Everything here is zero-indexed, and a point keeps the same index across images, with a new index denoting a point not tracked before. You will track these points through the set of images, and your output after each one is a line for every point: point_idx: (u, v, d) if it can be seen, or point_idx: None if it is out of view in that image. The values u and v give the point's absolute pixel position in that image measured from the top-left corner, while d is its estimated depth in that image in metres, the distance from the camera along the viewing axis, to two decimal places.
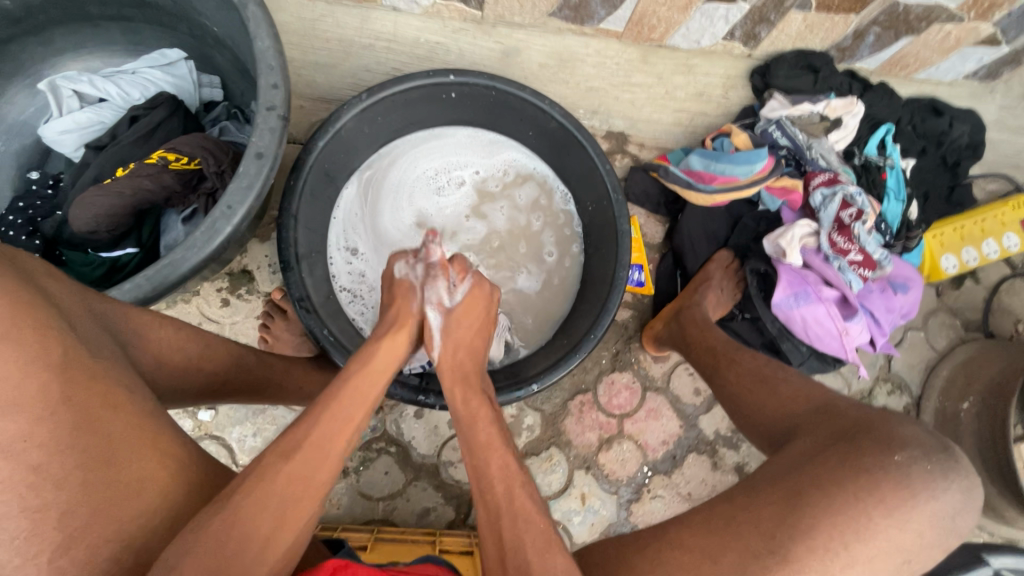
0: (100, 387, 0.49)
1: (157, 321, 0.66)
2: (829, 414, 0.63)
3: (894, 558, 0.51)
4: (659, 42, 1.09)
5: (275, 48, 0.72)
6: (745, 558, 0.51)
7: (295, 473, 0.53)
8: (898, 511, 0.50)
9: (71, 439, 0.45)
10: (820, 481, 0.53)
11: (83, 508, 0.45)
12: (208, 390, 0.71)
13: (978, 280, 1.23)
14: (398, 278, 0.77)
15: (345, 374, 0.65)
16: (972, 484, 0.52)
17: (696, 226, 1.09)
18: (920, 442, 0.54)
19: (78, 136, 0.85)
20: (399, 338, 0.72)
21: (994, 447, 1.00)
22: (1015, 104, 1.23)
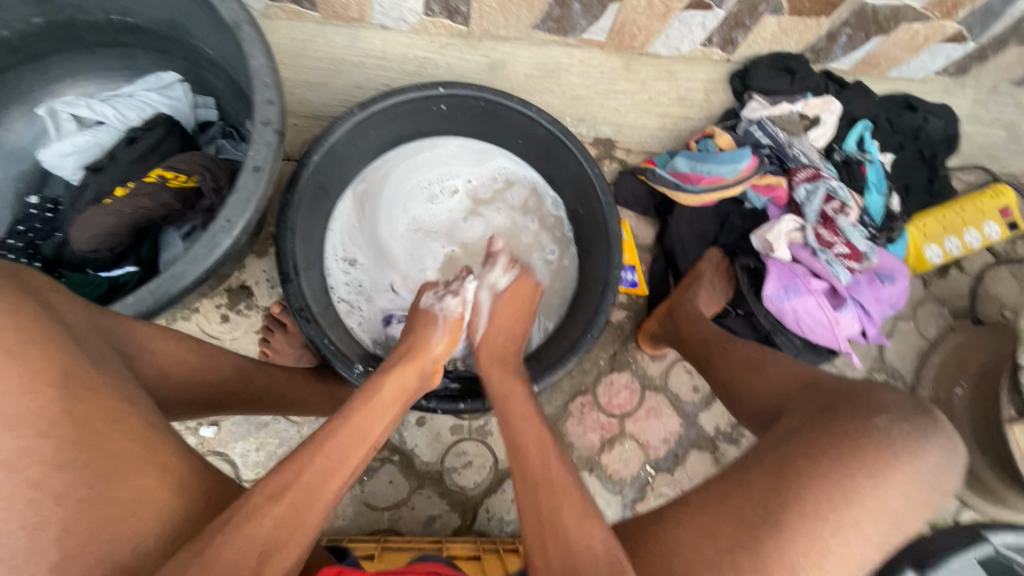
0: (105, 397, 0.50)
1: (159, 333, 0.66)
2: (816, 390, 0.68)
3: (883, 518, 0.55)
4: (639, 51, 1.13)
5: (270, 65, 0.75)
6: (742, 530, 0.55)
7: (284, 518, 0.49)
8: (881, 471, 0.56)
9: (73, 452, 0.45)
10: (809, 451, 0.59)
11: (81, 527, 0.44)
12: (213, 401, 0.72)
13: (963, 268, 1.26)
14: (423, 306, 0.83)
15: (342, 413, 0.60)
16: (950, 442, 0.59)
17: (686, 226, 1.12)
18: (896, 407, 0.61)
19: (77, 159, 0.87)
20: (406, 372, 0.70)
21: (988, 431, 1.01)
22: (985, 97, 1.27)
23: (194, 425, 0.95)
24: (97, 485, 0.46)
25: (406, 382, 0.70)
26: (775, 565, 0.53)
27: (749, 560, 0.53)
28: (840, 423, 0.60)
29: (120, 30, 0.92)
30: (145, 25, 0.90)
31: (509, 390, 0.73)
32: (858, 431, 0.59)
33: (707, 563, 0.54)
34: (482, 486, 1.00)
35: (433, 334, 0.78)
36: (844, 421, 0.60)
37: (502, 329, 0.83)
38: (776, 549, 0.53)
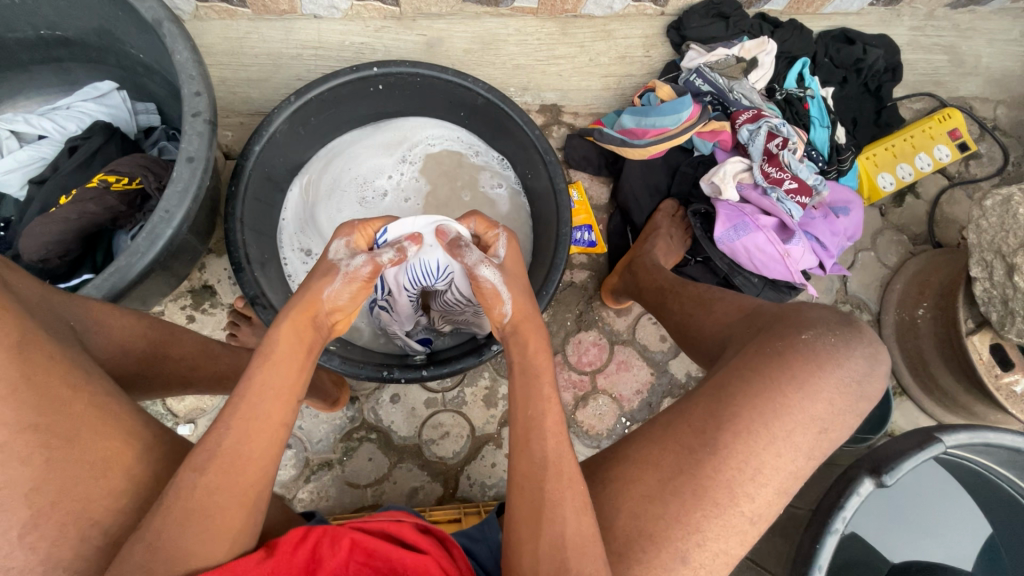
0: (61, 365, 0.51)
1: (115, 311, 0.68)
2: (752, 318, 0.70)
3: (811, 429, 0.58)
4: (574, 13, 1.16)
5: (194, 58, 0.76)
6: (681, 458, 0.58)
7: (216, 484, 0.50)
8: (809, 382, 0.58)
9: (34, 416, 0.47)
10: (744, 370, 0.61)
11: (51, 486, 0.46)
12: (178, 381, 0.75)
13: (918, 195, 1.27)
14: (332, 257, 0.69)
15: (247, 374, 0.56)
16: (874, 350, 0.61)
17: (637, 179, 1.13)
18: (825, 321, 0.63)
19: (22, 175, 0.89)
20: (301, 323, 0.63)
21: (952, 346, 1.02)
22: (922, 24, 1.30)
23: (175, 418, 0.98)
24: (59, 451, 0.47)
25: (309, 335, 0.63)
26: (712, 484, 0.56)
27: (688, 484, 0.57)
28: (772, 342, 0.62)
29: (52, 45, 0.93)
30: (76, 36, 0.91)
31: (533, 364, 0.64)
32: (787, 347, 0.61)
33: (649, 494, 0.58)
34: (461, 454, 1.02)
35: (330, 285, 0.66)
36: (774, 338, 0.62)
37: (522, 291, 0.71)
38: (715, 469, 0.56)
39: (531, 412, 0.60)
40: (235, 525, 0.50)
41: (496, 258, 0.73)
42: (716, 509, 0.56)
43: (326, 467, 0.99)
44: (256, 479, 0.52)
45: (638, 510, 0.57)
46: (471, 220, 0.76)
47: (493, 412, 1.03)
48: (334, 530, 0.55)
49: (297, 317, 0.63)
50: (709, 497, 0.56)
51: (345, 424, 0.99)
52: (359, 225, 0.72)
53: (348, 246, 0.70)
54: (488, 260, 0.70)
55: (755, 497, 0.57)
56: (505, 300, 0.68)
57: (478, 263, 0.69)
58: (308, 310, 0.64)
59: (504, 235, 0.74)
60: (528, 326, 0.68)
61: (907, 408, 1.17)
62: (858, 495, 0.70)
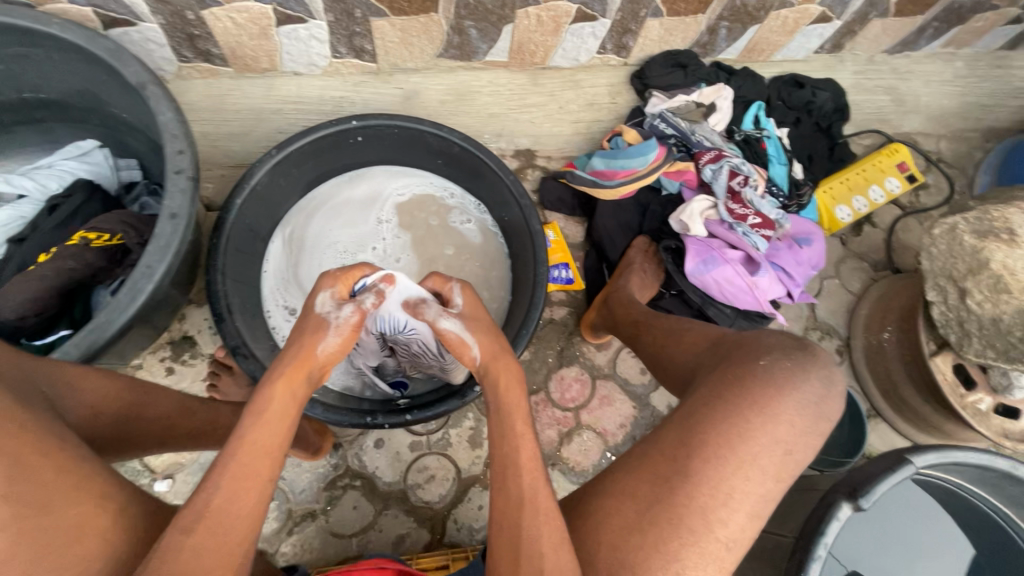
0: (31, 435, 0.51)
1: (89, 373, 0.68)
2: (716, 347, 0.73)
3: (776, 450, 0.60)
4: (543, 65, 1.22)
5: (178, 119, 0.79)
6: (657, 487, 0.59)
7: (203, 545, 0.49)
8: (767, 406, 0.61)
9: (5, 486, 0.46)
10: (709, 399, 0.63)
11: (21, 557, 0.45)
12: (154, 439, 0.74)
13: (875, 224, 1.34)
14: (319, 309, 0.71)
15: (238, 432, 0.57)
16: (829, 371, 0.64)
17: (610, 219, 1.18)
18: (780, 347, 0.66)
19: (0, 234, 0.89)
20: (294, 377, 0.64)
21: (917, 366, 1.07)
22: (864, 68, 1.40)
23: (150, 474, 0.95)
24: (31, 520, 0.47)
25: (301, 392, 0.64)
26: (685, 511, 0.57)
27: (664, 513, 0.58)
28: (733, 369, 0.65)
29: (35, 106, 0.96)
30: (58, 98, 0.94)
31: (510, 402, 0.65)
32: (746, 373, 0.64)
33: (628, 525, 0.58)
34: (447, 498, 1.01)
35: (323, 339, 0.68)
36: (734, 365, 0.65)
37: (487, 332, 0.73)
38: (687, 497, 0.58)
39: (509, 449, 0.61)
40: None
41: (455, 308, 0.76)
42: (692, 536, 0.57)
43: (310, 518, 0.97)
44: (245, 537, 0.52)
45: (618, 541, 0.58)
46: (429, 281, 0.81)
47: (478, 453, 1.03)
48: None
49: (290, 374, 0.64)
50: (685, 524, 0.57)
51: (329, 472, 0.98)
52: (340, 276, 0.74)
53: (332, 298, 0.72)
54: (448, 311, 0.74)
55: (728, 522, 0.58)
56: (471, 344, 0.71)
57: (438, 317, 0.73)
58: (302, 364, 0.66)
59: (460, 286, 0.77)
60: (497, 365, 0.69)
61: (883, 429, 1.20)
62: (838, 520, 0.72)
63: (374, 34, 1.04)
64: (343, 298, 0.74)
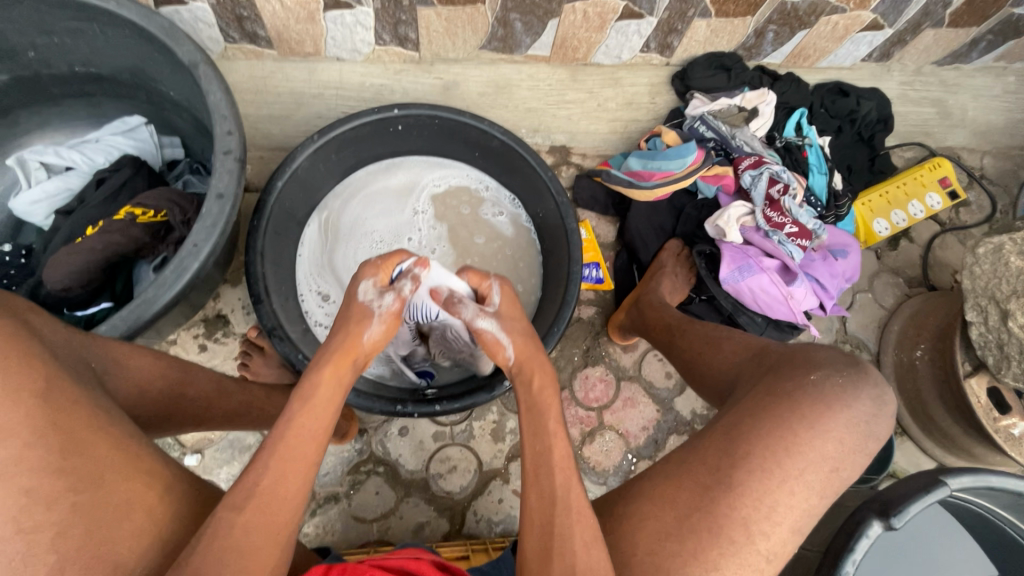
0: (84, 410, 0.52)
1: (135, 350, 0.69)
2: (760, 358, 0.73)
3: (823, 467, 0.60)
4: (584, 61, 1.21)
5: (227, 100, 0.79)
6: (697, 495, 0.59)
7: (253, 523, 0.50)
8: (817, 422, 0.60)
9: (59, 461, 0.47)
10: (755, 411, 0.63)
11: (76, 530, 0.46)
12: (192, 418, 0.75)
13: (912, 239, 1.32)
14: (361, 298, 0.72)
15: (287, 415, 0.58)
16: (880, 391, 0.63)
17: (643, 220, 1.17)
18: (831, 363, 0.65)
19: (48, 205, 0.91)
20: (341, 364, 0.65)
21: (950, 387, 1.05)
22: (912, 79, 1.37)
23: (181, 448, 0.97)
24: (84, 494, 0.47)
25: (346, 379, 0.66)
26: (727, 522, 0.57)
27: (704, 521, 0.58)
28: (782, 382, 0.64)
29: (85, 80, 0.97)
30: (108, 73, 0.95)
31: (547, 400, 0.65)
32: (796, 387, 0.63)
33: (666, 531, 0.58)
34: (468, 489, 1.01)
35: (367, 328, 0.70)
36: (782, 378, 0.65)
37: (523, 333, 0.72)
38: (730, 507, 0.58)
39: (547, 446, 0.61)
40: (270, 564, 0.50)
41: (491, 306, 0.75)
42: (732, 546, 0.57)
43: (333, 500, 0.98)
44: (291, 518, 0.53)
45: (655, 546, 0.58)
46: (465, 275, 0.78)
47: (501, 447, 1.04)
48: (354, 569, 0.55)
49: (337, 361, 0.65)
50: (725, 534, 0.57)
51: (353, 457, 0.99)
52: (380, 265, 0.74)
53: (374, 286, 0.73)
54: (483, 311, 0.74)
55: (770, 535, 0.58)
56: (505, 345, 0.71)
57: (474, 317, 0.73)
58: (348, 353, 0.67)
59: (499, 284, 0.76)
60: (532, 365, 0.69)
61: (908, 447, 1.19)
62: (867, 538, 0.71)
63: (419, 23, 1.04)
64: (385, 285, 0.74)
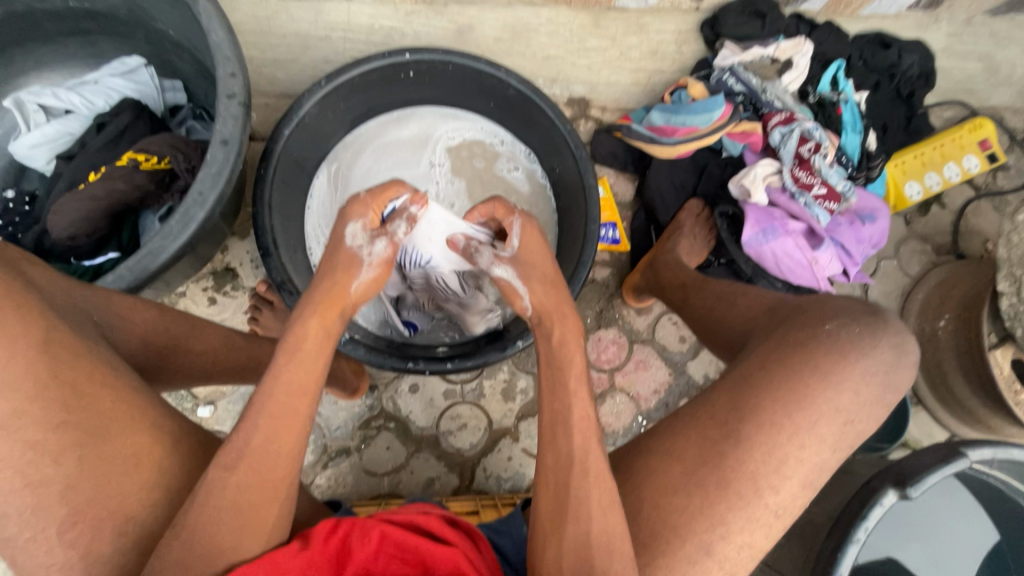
0: (88, 362, 0.50)
1: (139, 306, 0.67)
2: (773, 313, 0.70)
3: (836, 420, 0.58)
4: (607, 5, 1.15)
5: (229, 38, 0.74)
6: (705, 450, 0.58)
7: (247, 482, 0.51)
8: (832, 373, 0.58)
9: (64, 415, 0.47)
10: (766, 364, 0.61)
11: (84, 484, 0.46)
12: (201, 372, 0.74)
13: (944, 205, 1.26)
14: (348, 243, 0.68)
15: (272, 371, 0.57)
16: (900, 340, 0.61)
17: (664, 178, 1.12)
18: (848, 312, 0.62)
19: (49, 149, 0.88)
20: (326, 317, 0.63)
21: (972, 358, 1.02)
22: (959, 30, 1.27)
23: (191, 405, 0.98)
24: (90, 448, 0.47)
25: (333, 328, 0.64)
26: (735, 475, 0.56)
27: (712, 475, 0.57)
28: (794, 333, 0.62)
29: (80, 17, 0.92)
30: (103, 9, 0.89)
31: (570, 352, 0.64)
32: (809, 338, 0.61)
33: (673, 485, 0.58)
34: (478, 446, 1.02)
35: (354, 277, 0.67)
36: (796, 329, 0.63)
37: (543, 280, 0.70)
38: (737, 460, 0.57)
39: (555, 409, 0.61)
40: (270, 519, 0.51)
41: (510, 249, 0.72)
42: (739, 500, 0.56)
43: (344, 454, 0.99)
44: (287, 472, 0.53)
45: (661, 501, 0.57)
46: (481, 209, 0.75)
47: (511, 406, 1.03)
48: (362, 523, 0.54)
49: (323, 311, 0.63)
50: (734, 488, 0.56)
51: (364, 412, 0.99)
52: (370, 202, 0.69)
53: (365, 231, 0.68)
54: (500, 258, 0.72)
55: (779, 489, 0.57)
56: (522, 294, 0.70)
57: (491, 264, 0.73)
58: (334, 303, 0.65)
59: (521, 220, 0.72)
60: (553, 309, 0.68)
61: (922, 417, 1.17)
62: (882, 506, 0.70)
63: None
64: (375, 228, 0.70)
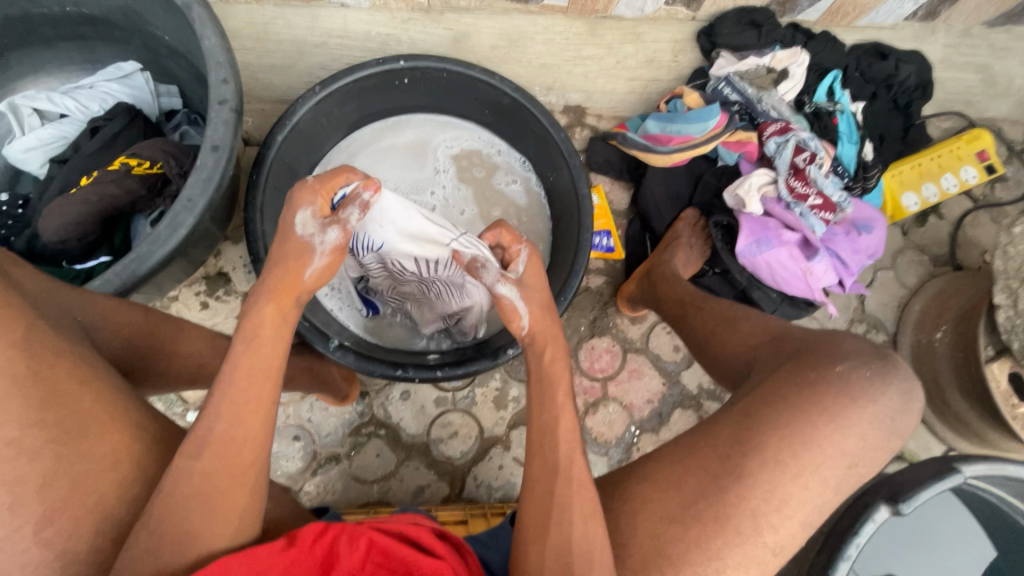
0: (67, 361, 0.50)
1: (123, 306, 0.67)
2: (779, 344, 0.70)
3: (840, 463, 0.58)
4: (603, 14, 1.14)
5: (223, 44, 0.75)
6: (705, 483, 0.58)
7: (212, 469, 0.50)
8: (839, 416, 0.58)
9: (40, 412, 0.46)
10: (772, 400, 0.60)
11: (60, 482, 0.45)
12: (187, 376, 0.75)
13: (942, 216, 1.25)
14: (300, 232, 0.66)
15: (230, 359, 0.56)
16: (909, 386, 0.60)
17: (659, 186, 1.11)
18: (859, 354, 0.61)
19: (43, 153, 0.88)
20: (282, 307, 0.63)
21: (968, 371, 1.01)
22: (957, 41, 1.27)
23: (179, 412, 0.97)
24: (68, 446, 0.46)
25: (291, 316, 0.64)
26: (735, 512, 0.56)
27: (710, 509, 0.56)
28: (805, 371, 0.61)
29: (77, 22, 0.92)
30: (101, 14, 0.90)
31: (554, 375, 0.65)
32: (818, 378, 0.60)
33: (670, 515, 0.58)
34: (469, 455, 1.01)
35: (308, 265, 0.66)
36: (805, 367, 0.62)
37: (541, 304, 0.70)
38: (737, 497, 0.56)
39: (542, 422, 0.61)
40: (241, 503, 0.51)
41: (515, 272, 0.70)
42: (738, 537, 0.56)
43: (333, 461, 0.98)
44: (254, 459, 0.53)
45: (658, 531, 0.57)
46: (494, 231, 0.72)
47: (502, 414, 1.03)
48: (352, 528, 0.54)
49: (278, 298, 0.63)
50: (731, 524, 0.56)
51: (355, 419, 0.99)
52: (319, 188, 0.67)
53: (317, 220, 0.67)
54: (506, 276, 0.69)
55: (778, 528, 0.56)
56: (522, 314, 0.69)
57: (495, 282, 0.69)
58: (288, 291, 0.64)
59: (527, 250, 0.71)
60: (545, 337, 0.68)
61: (920, 432, 1.16)
62: (873, 522, 0.69)
63: None
64: (326, 215, 0.68)
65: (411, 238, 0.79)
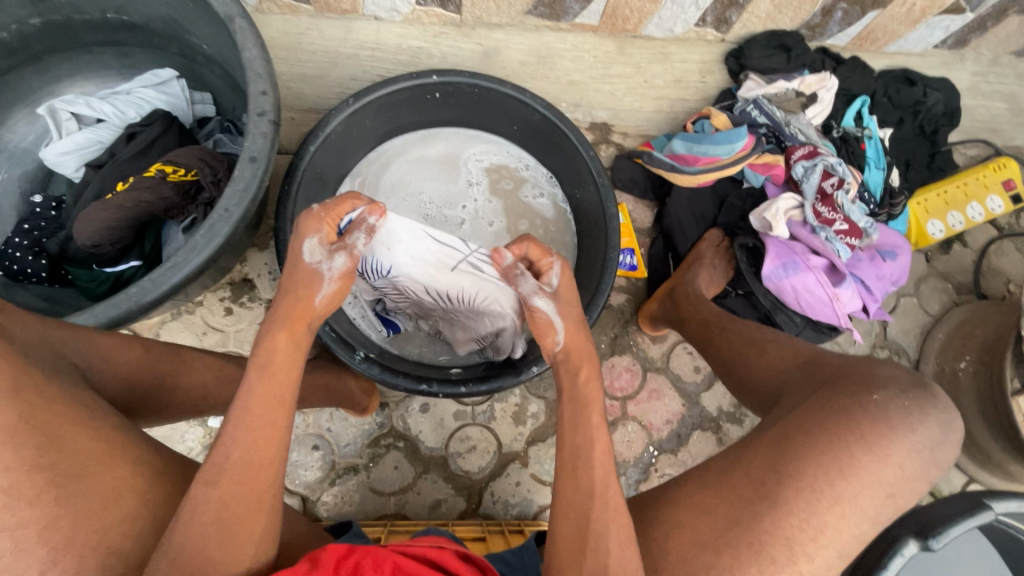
0: (59, 408, 0.50)
1: (122, 345, 0.68)
2: (810, 369, 0.69)
3: (878, 493, 0.57)
4: (633, 33, 1.15)
5: (263, 56, 0.75)
6: (738, 508, 0.58)
7: (232, 495, 0.50)
8: (878, 445, 0.57)
9: (36, 458, 0.45)
10: (806, 427, 0.60)
11: (63, 522, 0.45)
12: (191, 407, 0.75)
13: (967, 243, 1.25)
14: (307, 260, 0.66)
15: (245, 385, 0.56)
16: (948, 416, 0.60)
17: (684, 207, 1.11)
18: (896, 382, 0.62)
19: (78, 157, 0.89)
20: (297, 330, 0.62)
21: (993, 403, 1.00)
22: (985, 69, 1.27)
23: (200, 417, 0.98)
24: (67, 488, 0.46)
25: (303, 342, 0.63)
26: (769, 539, 0.56)
27: (744, 536, 0.56)
28: (840, 398, 0.61)
29: (117, 28, 0.93)
30: (140, 22, 0.91)
31: (588, 397, 0.63)
32: (855, 405, 0.60)
33: (700, 541, 0.57)
34: (486, 470, 1.01)
35: (319, 291, 0.65)
36: (840, 394, 0.61)
37: (575, 319, 0.70)
38: (772, 524, 0.56)
39: (576, 444, 0.60)
40: (257, 529, 0.51)
41: (549, 284, 0.71)
42: (773, 565, 0.55)
43: (351, 471, 0.98)
44: (270, 484, 0.53)
45: (689, 556, 0.57)
46: (524, 243, 0.71)
47: (521, 430, 1.02)
48: (376, 551, 0.53)
49: (291, 325, 0.62)
50: (765, 551, 0.55)
51: (374, 430, 0.99)
52: (325, 215, 0.67)
53: (321, 247, 0.67)
54: (542, 289, 0.70)
55: (814, 557, 0.56)
56: (558, 328, 0.69)
57: (532, 293, 0.69)
58: (301, 317, 0.64)
59: (559, 264, 0.71)
60: (580, 355, 0.67)
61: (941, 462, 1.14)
62: (901, 556, 0.68)
63: None
64: (333, 242, 0.68)
65: (418, 258, 0.79)
